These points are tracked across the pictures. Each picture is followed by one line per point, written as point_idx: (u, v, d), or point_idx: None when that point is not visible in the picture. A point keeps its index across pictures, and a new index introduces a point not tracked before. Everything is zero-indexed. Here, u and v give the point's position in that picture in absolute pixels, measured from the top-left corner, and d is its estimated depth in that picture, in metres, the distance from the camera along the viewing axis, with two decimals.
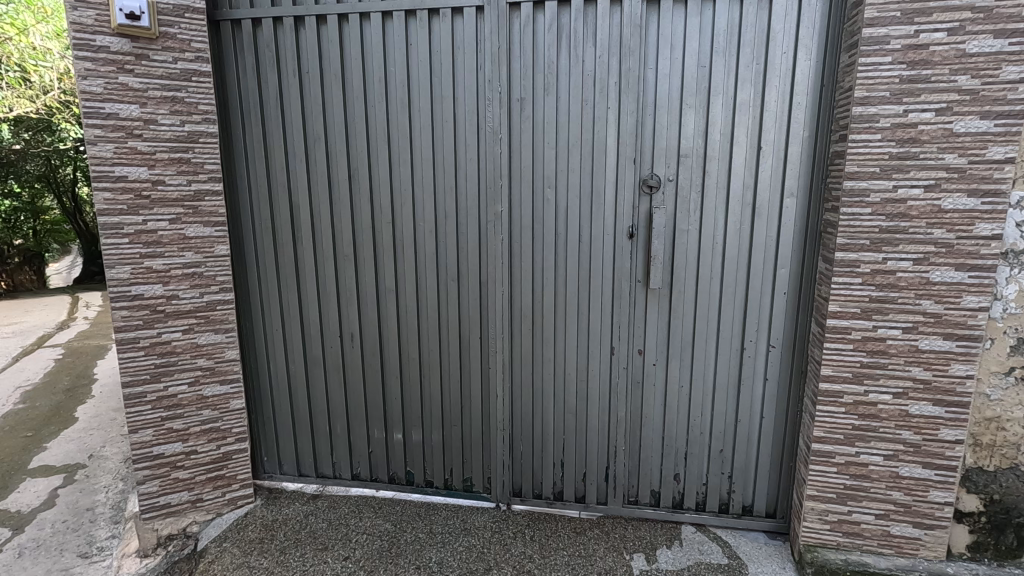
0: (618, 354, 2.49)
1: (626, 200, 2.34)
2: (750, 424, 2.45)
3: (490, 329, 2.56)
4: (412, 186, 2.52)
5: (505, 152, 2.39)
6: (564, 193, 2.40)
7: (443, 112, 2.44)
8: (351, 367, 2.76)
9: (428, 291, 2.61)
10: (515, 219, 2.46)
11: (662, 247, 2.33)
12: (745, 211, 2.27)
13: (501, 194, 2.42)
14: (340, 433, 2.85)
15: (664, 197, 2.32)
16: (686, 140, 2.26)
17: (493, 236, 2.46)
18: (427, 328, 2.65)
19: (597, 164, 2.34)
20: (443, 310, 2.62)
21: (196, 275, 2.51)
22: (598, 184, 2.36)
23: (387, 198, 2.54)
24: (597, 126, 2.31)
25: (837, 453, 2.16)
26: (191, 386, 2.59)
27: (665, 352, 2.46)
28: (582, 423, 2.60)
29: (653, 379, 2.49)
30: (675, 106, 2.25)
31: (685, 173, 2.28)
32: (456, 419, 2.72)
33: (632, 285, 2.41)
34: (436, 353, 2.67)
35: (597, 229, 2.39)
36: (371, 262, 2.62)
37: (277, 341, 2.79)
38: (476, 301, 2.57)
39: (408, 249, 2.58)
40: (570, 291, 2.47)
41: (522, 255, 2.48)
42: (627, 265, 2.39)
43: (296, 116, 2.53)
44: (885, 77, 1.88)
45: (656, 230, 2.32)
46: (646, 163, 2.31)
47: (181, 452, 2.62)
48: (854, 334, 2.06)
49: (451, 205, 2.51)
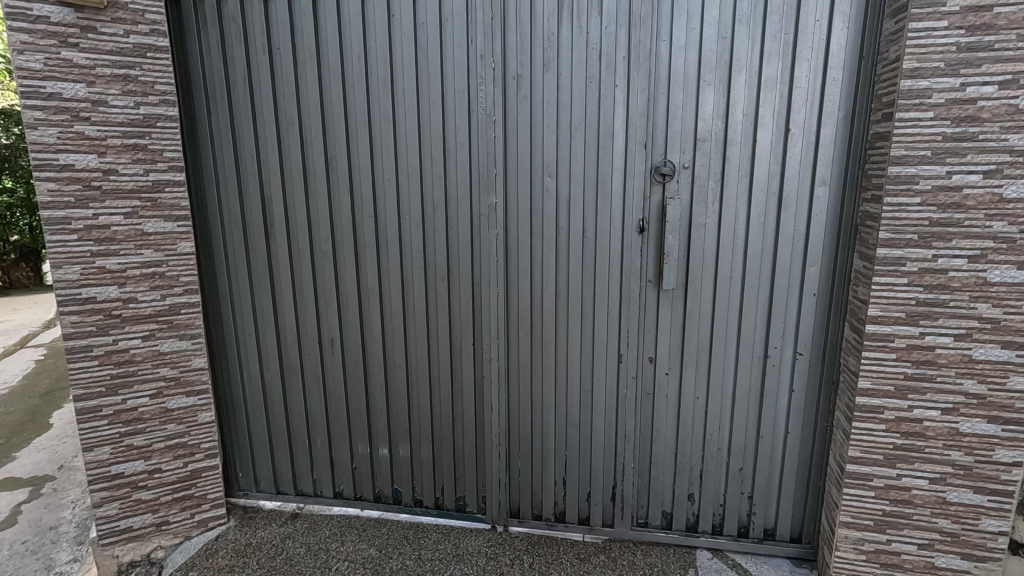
0: (626, 362, 2.24)
1: (635, 191, 2.09)
2: (774, 440, 2.20)
3: (484, 334, 2.31)
4: (395, 176, 2.26)
5: (498, 137, 2.13)
6: (565, 183, 2.14)
7: (428, 92, 2.18)
8: (332, 375, 2.51)
9: (414, 292, 2.35)
10: (512, 212, 2.20)
11: (676, 243, 2.07)
12: (771, 202, 2.01)
13: (494, 183, 2.16)
14: (320, 448, 2.61)
15: (679, 186, 2.06)
16: (703, 121, 2.00)
17: (487, 231, 2.21)
18: (414, 333, 2.40)
19: (603, 149, 2.08)
20: (431, 313, 2.36)
21: (156, 276, 2.26)
22: (604, 172, 2.10)
23: (369, 189, 2.28)
24: (603, 106, 2.05)
25: (875, 475, 1.92)
26: (153, 398, 2.34)
27: (679, 360, 2.21)
28: (586, 438, 2.35)
29: (665, 390, 2.24)
30: (691, 82, 1.98)
31: (702, 160, 2.02)
32: (447, 433, 2.47)
33: (642, 285, 2.15)
34: (424, 361, 2.41)
35: (603, 222, 2.14)
36: (351, 260, 2.36)
37: (250, 347, 2.54)
38: (468, 302, 2.31)
39: (391, 245, 2.32)
40: (573, 293, 2.22)
41: (519, 251, 2.22)
42: (637, 263, 2.14)
43: (265, 98, 2.27)
44: (939, 44, 1.61)
45: (670, 223, 2.06)
46: (659, 148, 2.05)
47: (143, 471, 2.37)
48: (897, 342, 1.81)
49: (439, 196, 2.24)
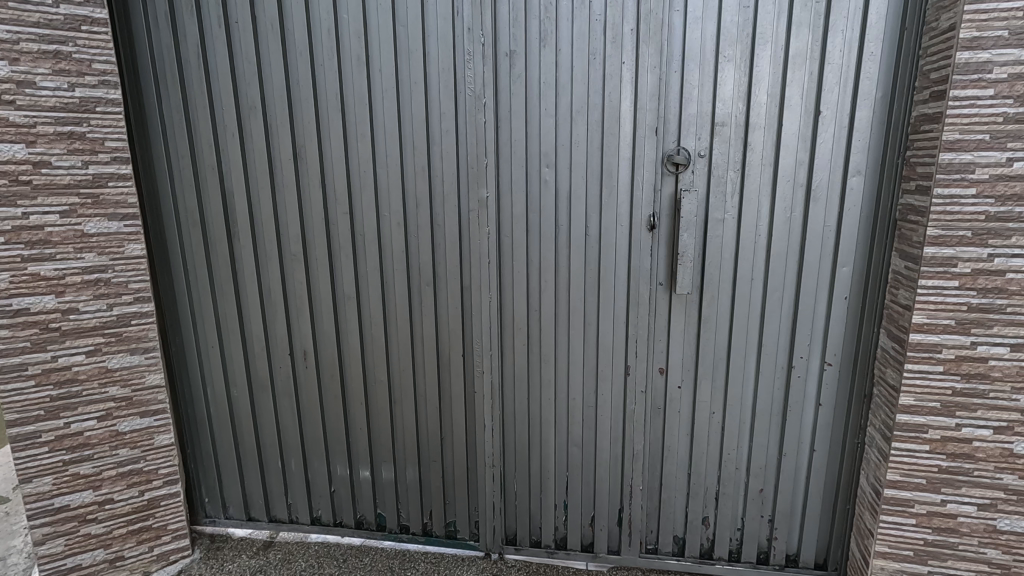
0: (634, 373, 2.01)
1: (645, 182, 1.85)
2: (798, 458, 1.99)
3: (475, 345, 2.07)
4: (373, 167, 2.00)
5: (489, 121, 1.88)
6: (565, 174, 1.90)
7: (408, 71, 1.91)
8: (305, 391, 2.25)
9: (397, 299, 2.10)
10: (505, 208, 1.95)
11: (692, 241, 1.84)
12: (798, 194, 1.78)
13: (484, 175, 1.91)
14: (295, 471, 2.35)
15: (694, 176, 1.82)
16: (720, 103, 1.76)
17: (477, 229, 1.96)
18: (397, 344, 2.14)
19: (608, 136, 1.84)
20: (416, 322, 2.11)
21: (100, 283, 1.98)
22: (609, 162, 1.86)
23: (343, 182, 2.02)
24: (609, 85, 1.81)
25: (916, 501, 1.71)
26: (101, 420, 2.07)
27: (693, 372, 1.98)
28: (589, 458, 2.12)
29: (677, 404, 2.02)
30: (709, 58, 1.75)
31: (720, 147, 1.79)
32: (436, 453, 2.23)
33: (652, 288, 1.92)
34: (408, 374, 2.16)
35: (608, 217, 1.90)
36: (325, 263, 2.10)
37: (214, 360, 2.27)
38: (457, 309, 2.06)
39: (370, 246, 2.06)
40: (575, 298, 1.98)
41: (514, 252, 1.97)
42: (647, 264, 1.90)
43: (222, 79, 1.99)
44: (1002, 9, 1.39)
45: (685, 219, 1.83)
46: (671, 133, 1.81)
47: (92, 503, 2.10)
48: (945, 353, 1.59)
49: (422, 190, 1.98)
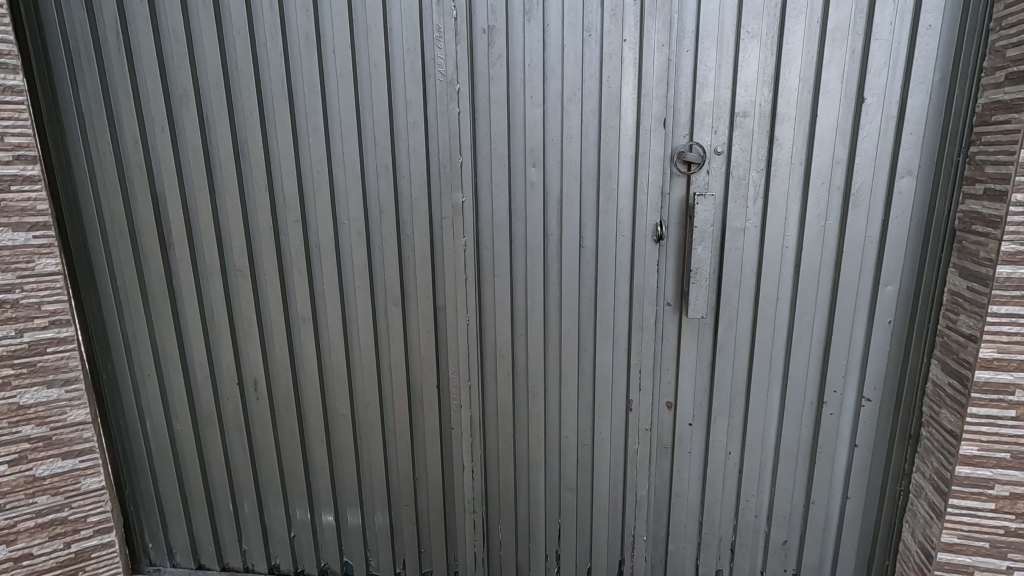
0: (637, 408, 1.72)
1: (651, 184, 1.55)
2: (828, 507, 1.70)
3: (451, 374, 1.78)
4: (329, 167, 1.69)
5: (463, 113, 1.59)
6: (555, 175, 1.59)
7: (367, 51, 1.60)
8: (258, 425, 1.95)
9: (360, 321, 1.79)
10: (484, 215, 1.65)
11: (708, 255, 1.54)
12: (834, 199, 1.49)
13: (460, 176, 1.62)
14: (249, 514, 2.05)
15: (709, 177, 1.52)
16: (742, 88, 1.46)
17: (452, 240, 1.67)
18: (361, 373, 1.84)
19: (607, 129, 1.54)
20: (382, 348, 1.81)
21: (6, 306, 1.67)
22: (609, 159, 1.55)
23: (293, 184, 1.71)
24: (607, 67, 1.50)
25: (976, 568, 1.43)
26: (14, 465, 1.77)
27: (706, 406, 1.69)
28: (585, 503, 1.83)
29: (686, 443, 1.73)
30: (728, 34, 1.44)
31: (740, 141, 1.49)
32: (408, 495, 1.94)
33: (657, 309, 1.63)
34: (376, 406, 1.87)
35: (606, 227, 1.60)
36: (275, 279, 1.80)
37: (152, 391, 1.97)
38: (429, 334, 1.76)
39: (327, 260, 1.75)
40: (567, 321, 1.68)
41: (495, 266, 1.67)
42: (653, 281, 1.61)
43: (147, 62, 1.67)
44: None
45: (699, 228, 1.53)
46: (681, 126, 1.51)
47: (7, 559, 1.80)
48: (1018, 395, 1.33)
49: (387, 193, 1.68)
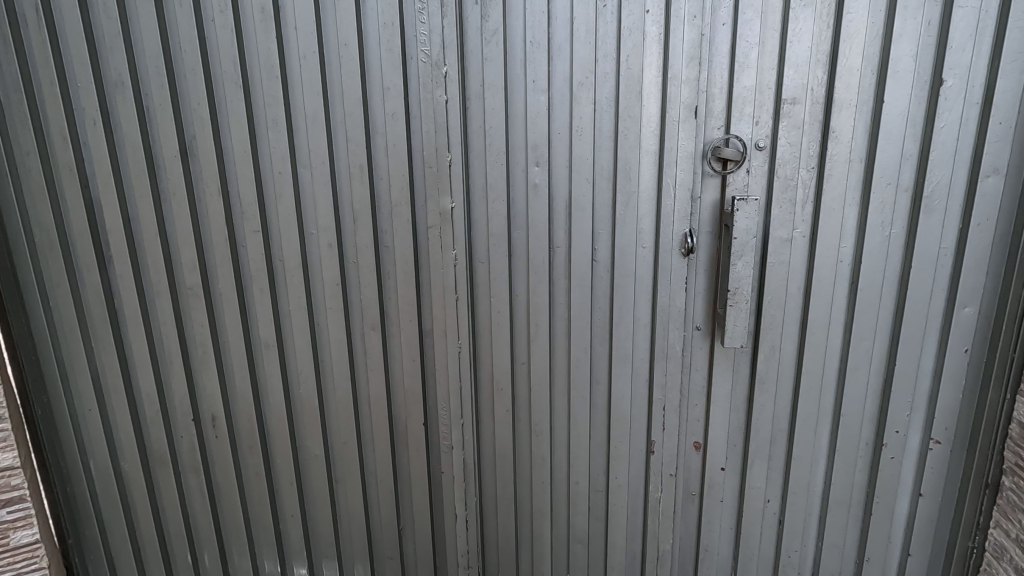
0: (660, 450, 1.46)
1: (679, 186, 1.29)
2: (885, 565, 1.45)
3: (440, 410, 1.52)
4: (293, 167, 1.42)
5: (451, 102, 1.32)
6: (563, 175, 1.33)
7: (335, 27, 1.32)
8: (219, 467, 1.68)
9: (333, 348, 1.53)
10: (478, 224, 1.39)
11: (750, 272, 1.26)
12: (900, 203, 1.23)
13: (448, 178, 1.36)
14: (211, 567, 1.79)
15: (749, 178, 1.27)
16: (791, 69, 1.20)
17: (440, 253, 1.41)
18: (336, 407, 1.58)
19: (626, 120, 1.27)
20: (360, 379, 1.55)
21: None
22: (629, 157, 1.29)
23: (252, 188, 1.44)
24: (627, 44, 1.24)
25: None
26: None
27: (742, 447, 1.43)
28: (598, 557, 1.58)
29: (719, 489, 1.47)
30: (774, 2, 1.18)
31: (788, 134, 1.23)
32: (394, 546, 1.68)
33: (684, 335, 1.37)
34: (353, 446, 1.60)
35: (625, 237, 1.33)
36: (233, 299, 1.53)
37: (97, 429, 1.66)
38: (414, 363, 1.50)
39: (293, 277, 1.49)
40: (578, 349, 1.42)
41: (491, 284, 1.42)
42: (680, 302, 1.35)
43: (73, 39, 1.38)
44: None
45: (739, 240, 1.25)
46: (715, 116, 1.25)
47: None
48: None
49: (362, 198, 1.41)
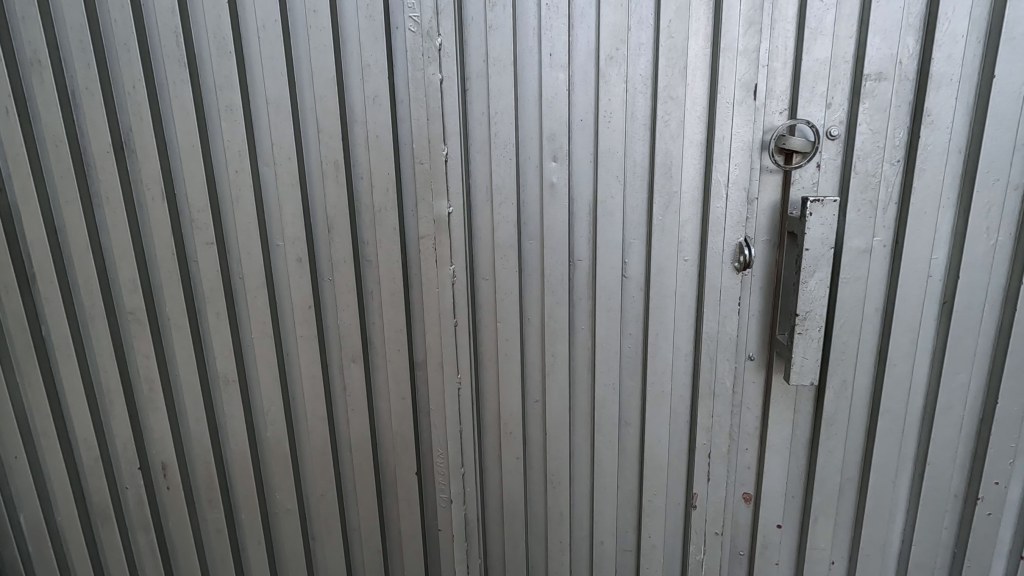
0: (703, 504, 1.20)
1: (732, 185, 1.04)
2: None
3: (436, 457, 1.26)
4: (254, 164, 1.16)
5: (448, 82, 1.07)
6: (586, 173, 1.08)
7: None
8: (172, 524, 1.40)
9: (306, 385, 1.26)
10: (481, 232, 1.14)
11: (825, 291, 1.00)
12: (1009, 204, 0.99)
13: (444, 176, 1.10)
14: None
15: (819, 174, 1.02)
16: (876, 37, 0.96)
17: (434, 270, 1.15)
18: (311, 453, 1.31)
19: (666, 102, 1.02)
20: (339, 420, 1.29)
21: None
22: (670, 148, 1.04)
23: (203, 189, 1.17)
24: (668, 7, 0.99)
25: None
26: None
27: (802, 499, 1.19)
28: None
29: (773, 549, 1.22)
30: None
31: (869, 118, 0.98)
32: None
33: (735, 366, 1.13)
34: (332, 499, 1.33)
35: (664, 247, 1.08)
36: (184, 325, 1.25)
37: (24, 482, 1.37)
38: (404, 401, 1.25)
39: (256, 298, 1.22)
40: (603, 383, 1.17)
41: (497, 305, 1.16)
42: (730, 327, 1.10)
43: None
44: None
45: (815, 252, 0.98)
46: (776, 97, 1.01)
47: None
48: None
49: (338, 202, 1.15)
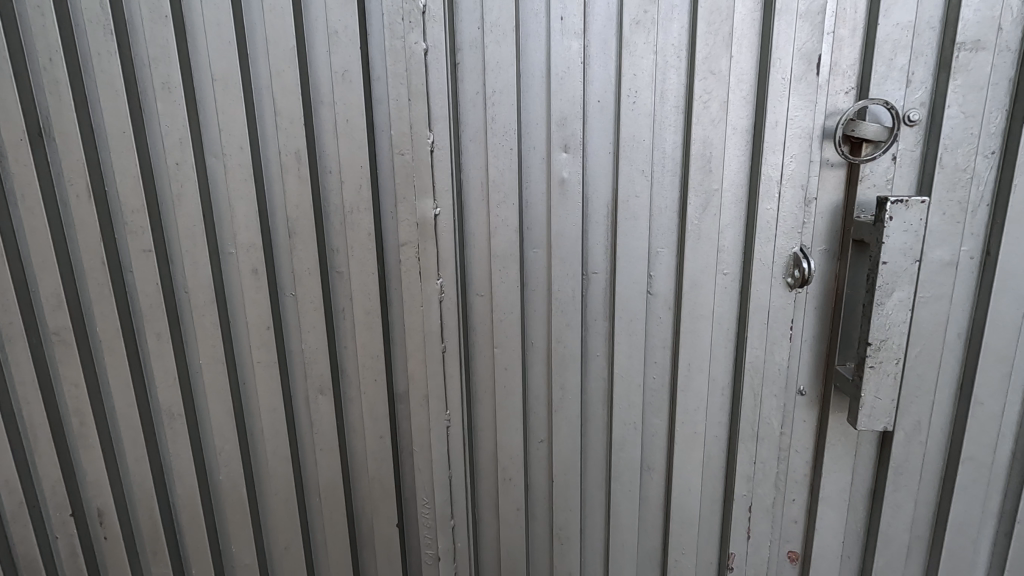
0: (742, 566, 1.00)
1: (786, 182, 0.84)
2: None
3: (422, 507, 1.05)
4: (199, 155, 0.94)
5: (435, 53, 0.87)
6: (603, 166, 0.88)
7: None
8: None
9: (265, 421, 1.05)
10: (475, 238, 0.94)
11: (906, 314, 0.79)
12: None
13: (429, 170, 0.90)
14: None
15: (894, 167, 0.82)
16: None
17: (418, 284, 0.94)
18: (272, 500, 1.10)
19: (705, 78, 0.82)
20: (306, 462, 1.08)
21: None
22: (710, 136, 0.84)
23: (138, 185, 0.95)
24: None
25: None
26: None
27: (860, 560, 0.99)
28: None
29: None
30: None
31: (960, 98, 0.79)
32: None
33: (783, 402, 0.93)
34: (298, 554, 1.13)
35: (700, 257, 0.89)
36: (121, 350, 1.03)
37: None
38: (382, 440, 1.04)
39: (204, 318, 1.01)
40: (622, 421, 0.97)
41: (495, 327, 0.96)
42: (778, 355, 0.91)
43: None
44: None
45: (894, 265, 0.77)
46: (842, 73, 0.81)
47: None
48: None
49: (301, 201, 0.94)
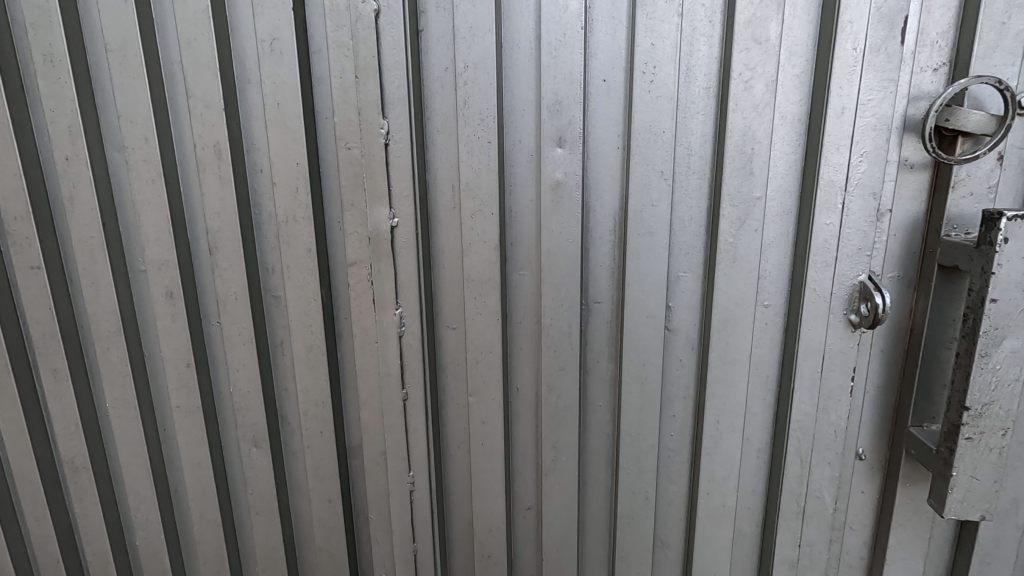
0: None
1: (852, 188, 0.63)
2: None
3: None
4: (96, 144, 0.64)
5: (390, 16, 0.66)
6: (608, 166, 0.68)
7: None
8: None
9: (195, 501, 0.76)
10: (445, 257, 0.73)
11: (1019, 370, 0.58)
12: None
13: (384, 168, 0.69)
14: None
15: (996, 169, 0.61)
16: None
17: (372, 315, 0.74)
18: None
19: (746, 49, 0.62)
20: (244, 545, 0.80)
21: None
22: (751, 126, 0.64)
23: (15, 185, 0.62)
24: None
25: None
26: None
27: None
28: None
29: None
30: None
31: None
32: None
33: (838, 470, 0.72)
34: None
35: (736, 285, 0.68)
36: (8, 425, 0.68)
37: None
38: (333, 509, 0.81)
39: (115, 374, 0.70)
40: (631, 488, 0.77)
41: (470, 368, 0.76)
42: (834, 412, 0.70)
43: None
44: None
45: (1006, 304, 0.57)
46: (931, 42, 0.60)
47: None
48: None
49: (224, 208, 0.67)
